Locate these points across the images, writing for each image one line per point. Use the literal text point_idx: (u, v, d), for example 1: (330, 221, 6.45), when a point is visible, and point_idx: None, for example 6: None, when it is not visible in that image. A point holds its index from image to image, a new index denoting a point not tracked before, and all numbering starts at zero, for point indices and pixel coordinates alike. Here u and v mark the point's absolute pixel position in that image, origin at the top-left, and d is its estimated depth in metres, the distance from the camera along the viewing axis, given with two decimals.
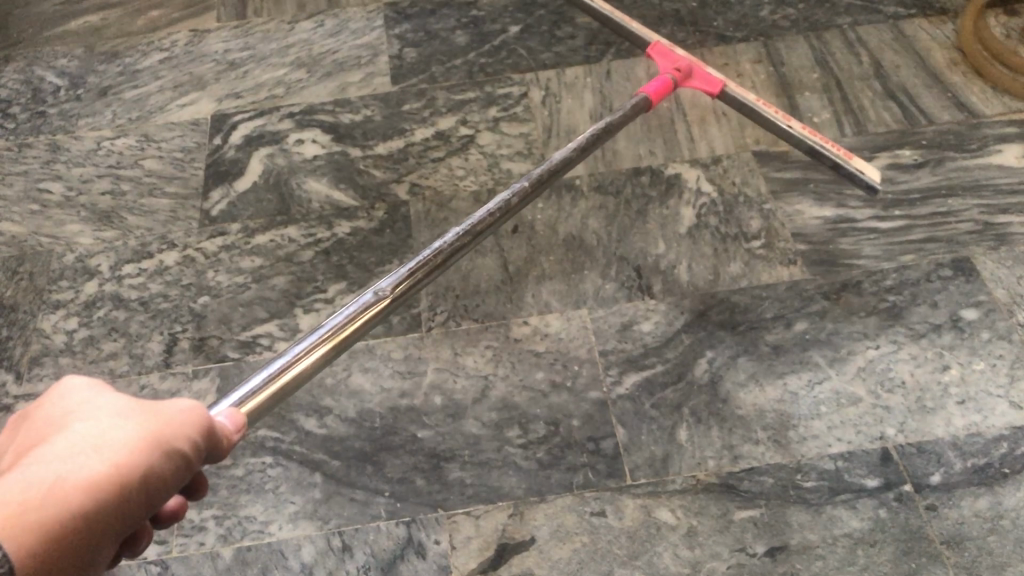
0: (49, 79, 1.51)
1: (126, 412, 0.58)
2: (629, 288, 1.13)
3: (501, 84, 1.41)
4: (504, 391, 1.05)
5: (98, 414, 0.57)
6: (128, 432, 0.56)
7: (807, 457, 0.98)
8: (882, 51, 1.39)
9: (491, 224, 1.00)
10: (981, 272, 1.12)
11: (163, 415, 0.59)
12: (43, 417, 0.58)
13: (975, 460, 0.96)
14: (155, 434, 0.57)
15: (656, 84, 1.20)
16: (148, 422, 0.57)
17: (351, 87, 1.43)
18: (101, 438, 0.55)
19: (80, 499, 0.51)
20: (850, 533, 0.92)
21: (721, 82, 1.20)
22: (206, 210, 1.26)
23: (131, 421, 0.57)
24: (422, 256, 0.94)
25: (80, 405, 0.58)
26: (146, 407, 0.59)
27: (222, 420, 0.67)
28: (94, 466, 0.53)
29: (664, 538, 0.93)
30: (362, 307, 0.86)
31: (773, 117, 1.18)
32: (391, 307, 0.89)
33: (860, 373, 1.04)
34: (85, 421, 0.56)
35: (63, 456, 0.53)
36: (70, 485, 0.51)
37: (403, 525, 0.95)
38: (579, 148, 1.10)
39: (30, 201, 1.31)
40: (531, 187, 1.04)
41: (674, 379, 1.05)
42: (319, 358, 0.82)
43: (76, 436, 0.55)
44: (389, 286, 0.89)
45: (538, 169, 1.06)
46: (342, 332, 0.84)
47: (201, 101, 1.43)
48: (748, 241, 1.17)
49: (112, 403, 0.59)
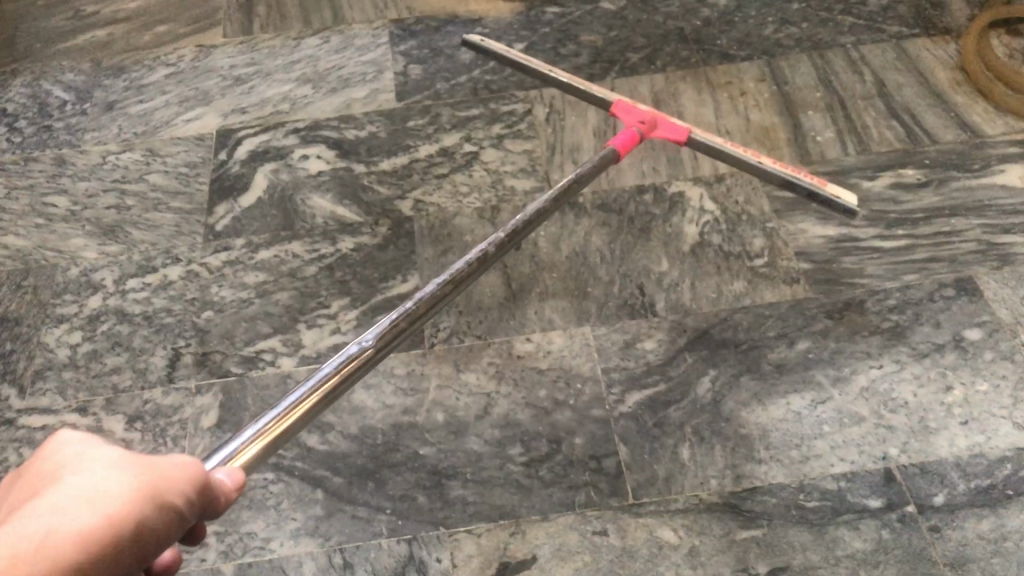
0: (55, 93, 1.51)
1: (122, 462, 0.57)
2: (632, 306, 1.13)
3: (505, 101, 1.41)
4: (506, 409, 1.05)
5: (95, 463, 0.57)
6: (123, 483, 0.55)
7: (809, 477, 0.97)
8: (885, 70, 1.40)
9: (471, 273, 1.00)
10: (985, 292, 1.12)
11: (160, 468, 0.58)
12: (38, 465, 0.57)
13: (978, 481, 0.96)
14: (150, 485, 0.56)
15: (624, 137, 1.20)
16: (144, 473, 0.56)
17: (356, 104, 1.43)
18: (96, 489, 0.54)
19: (72, 553, 0.50)
20: (853, 554, 0.92)
21: (687, 128, 1.21)
22: (210, 225, 1.27)
23: (127, 471, 0.56)
24: (403, 309, 0.94)
25: (77, 455, 0.57)
26: (143, 458, 0.58)
27: (222, 477, 0.66)
28: (87, 519, 0.52)
29: (666, 558, 0.93)
30: (348, 359, 0.87)
31: (745, 156, 1.19)
32: (376, 359, 0.89)
33: (863, 393, 1.04)
34: (79, 471, 0.55)
35: (56, 508, 0.52)
36: (62, 539, 0.50)
37: (404, 543, 0.95)
38: (553, 198, 1.10)
39: (36, 215, 1.31)
40: (507, 238, 1.04)
41: (677, 397, 1.05)
42: (303, 415, 0.81)
43: (70, 486, 0.54)
44: (373, 338, 0.90)
45: (514, 220, 1.06)
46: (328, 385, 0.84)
47: (207, 117, 1.44)
48: (751, 259, 1.17)
49: (108, 453, 0.58)
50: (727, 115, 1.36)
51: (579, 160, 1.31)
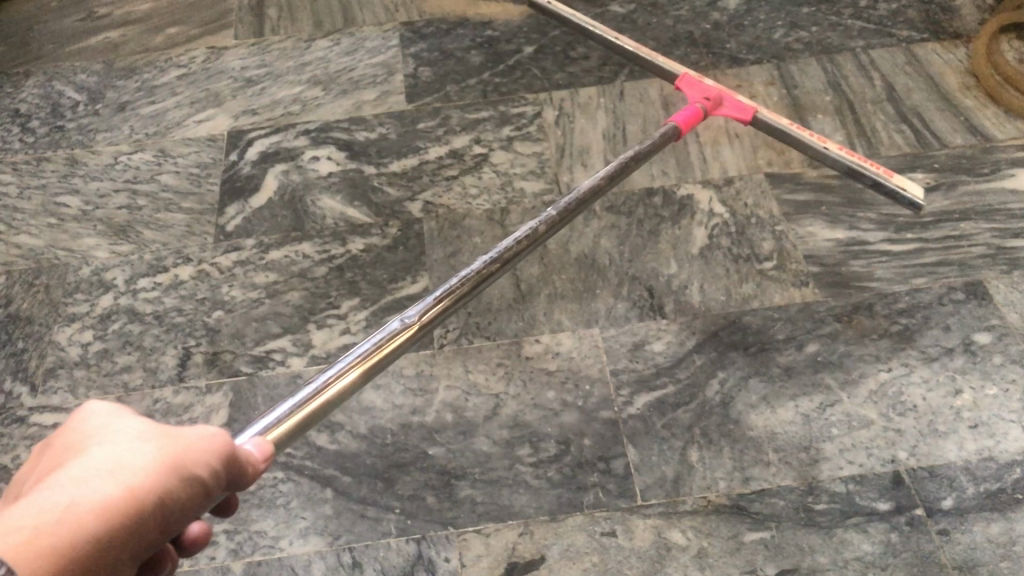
0: (68, 94, 1.52)
1: (146, 437, 0.57)
2: (641, 307, 1.14)
3: (515, 104, 1.42)
4: (515, 409, 1.05)
5: (119, 438, 0.57)
6: (146, 456, 0.55)
7: (818, 480, 0.97)
8: (894, 75, 1.40)
9: (518, 251, 1.00)
10: (994, 296, 1.12)
11: (184, 440, 0.58)
12: (66, 442, 0.58)
13: (987, 485, 0.96)
14: (173, 457, 0.56)
15: (686, 113, 1.21)
16: (166, 446, 0.57)
17: (366, 105, 1.44)
18: (119, 461, 0.54)
19: (93, 524, 0.50)
20: (862, 557, 0.92)
21: (754, 108, 1.22)
22: (221, 226, 1.27)
23: (150, 445, 0.56)
24: (447, 285, 0.94)
25: (102, 430, 0.58)
26: (167, 432, 0.58)
27: (250, 449, 0.67)
28: (110, 490, 0.52)
29: (675, 559, 0.93)
30: (390, 334, 0.86)
31: (810, 138, 1.21)
32: (417, 337, 0.89)
33: (871, 397, 1.04)
34: (104, 446, 0.56)
35: (79, 480, 0.52)
36: (84, 510, 0.51)
37: (413, 543, 0.95)
38: (607, 177, 1.11)
39: (48, 215, 1.32)
40: (560, 216, 1.05)
41: (686, 399, 1.05)
42: (348, 385, 0.81)
43: (93, 461, 0.54)
44: (415, 315, 0.89)
45: (564, 199, 1.07)
46: (369, 360, 0.83)
47: (218, 118, 1.45)
48: (760, 262, 1.17)
49: (134, 428, 0.58)
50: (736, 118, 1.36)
51: (589, 162, 1.32)
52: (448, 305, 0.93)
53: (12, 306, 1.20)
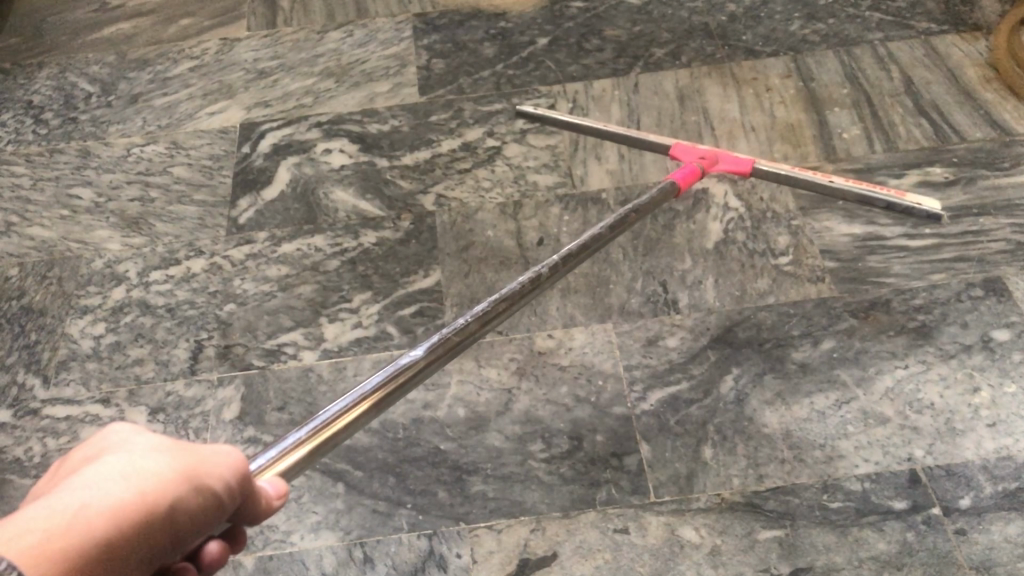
0: (81, 85, 1.52)
1: (162, 447, 0.55)
2: (654, 303, 1.13)
3: (528, 96, 1.41)
4: (528, 404, 1.05)
5: (133, 449, 0.55)
6: (159, 465, 0.54)
7: (833, 477, 0.96)
8: (913, 68, 1.38)
9: (527, 292, 0.96)
10: (1013, 292, 1.10)
11: (199, 455, 0.56)
12: (76, 456, 0.56)
13: (1005, 484, 0.95)
14: (187, 468, 0.54)
15: (684, 171, 1.14)
16: (182, 457, 0.55)
17: (379, 98, 1.43)
18: (133, 467, 0.53)
19: (107, 525, 0.48)
20: (878, 556, 0.91)
21: (752, 159, 1.17)
22: (233, 218, 1.27)
23: (162, 455, 0.54)
24: (455, 324, 0.90)
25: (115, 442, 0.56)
26: (182, 446, 0.57)
27: (264, 485, 0.64)
28: (122, 494, 0.50)
29: (688, 557, 0.92)
30: (395, 370, 0.82)
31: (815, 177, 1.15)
32: (427, 370, 0.85)
33: (888, 394, 1.03)
34: (118, 453, 0.54)
35: (92, 484, 0.50)
36: (98, 511, 0.49)
37: (424, 538, 0.95)
38: (610, 225, 1.06)
39: (61, 207, 1.32)
40: (564, 262, 1.00)
41: (700, 395, 1.04)
42: (356, 419, 0.77)
43: (108, 465, 0.52)
44: (423, 351, 0.85)
45: (570, 245, 1.02)
46: (379, 394, 0.79)
47: (230, 110, 1.44)
48: (776, 257, 1.16)
49: (145, 442, 0.56)
50: (752, 111, 1.34)
51: (603, 156, 1.30)
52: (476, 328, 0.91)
53: (24, 298, 1.20)
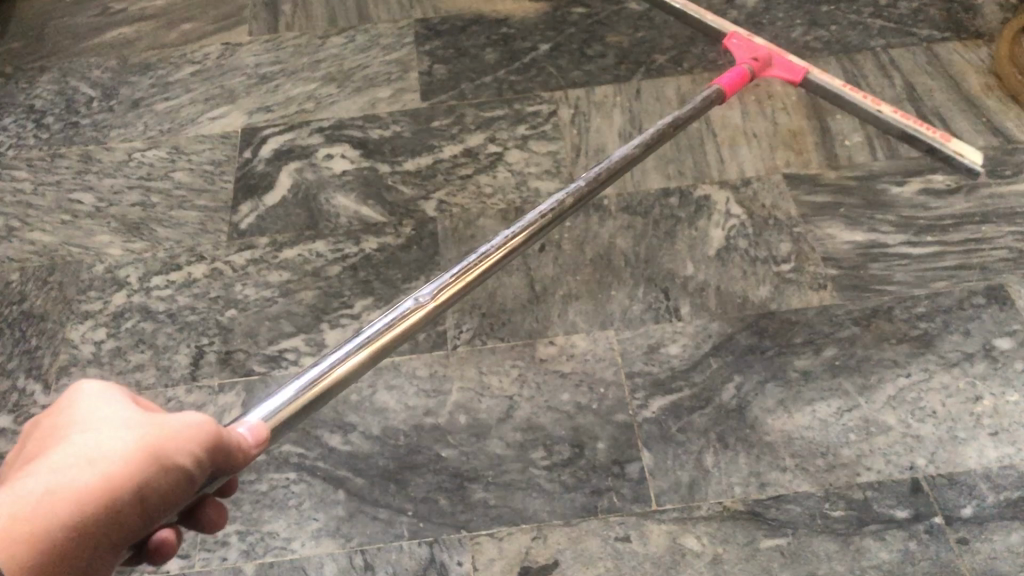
0: (83, 90, 1.52)
1: (128, 425, 0.60)
2: (657, 310, 1.13)
3: (529, 102, 1.41)
4: (529, 412, 1.04)
5: (102, 426, 0.60)
6: (125, 443, 0.59)
7: (835, 486, 0.96)
8: (915, 75, 1.38)
9: (542, 226, 0.99)
10: (1015, 300, 1.10)
11: (165, 429, 0.61)
12: (54, 424, 0.61)
13: (1007, 493, 0.95)
14: (153, 444, 0.59)
15: (733, 75, 1.19)
16: (146, 434, 0.60)
17: (380, 103, 1.43)
18: (97, 450, 0.58)
19: (66, 512, 0.54)
20: (879, 565, 0.91)
21: (804, 69, 1.21)
22: (234, 224, 1.27)
23: (128, 434, 0.59)
24: (463, 264, 0.92)
25: (87, 416, 0.61)
26: (152, 419, 0.61)
27: (242, 433, 0.70)
28: (84, 479, 0.56)
29: (689, 565, 0.92)
30: (404, 312, 0.85)
31: (862, 101, 1.18)
32: (435, 311, 0.88)
33: (890, 402, 1.02)
34: (86, 434, 0.59)
35: (58, 468, 0.56)
36: (57, 500, 0.54)
37: (425, 546, 0.95)
38: (642, 146, 1.09)
39: (62, 211, 1.32)
40: (588, 188, 1.03)
41: (701, 404, 1.04)
42: (357, 366, 0.81)
43: (74, 449, 0.57)
44: (430, 294, 0.88)
45: (596, 168, 1.05)
46: (379, 341, 0.82)
47: (232, 115, 1.44)
48: (778, 264, 1.16)
49: (117, 417, 0.61)
50: (754, 117, 1.34)
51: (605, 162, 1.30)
52: (467, 282, 0.91)
53: (25, 303, 1.20)
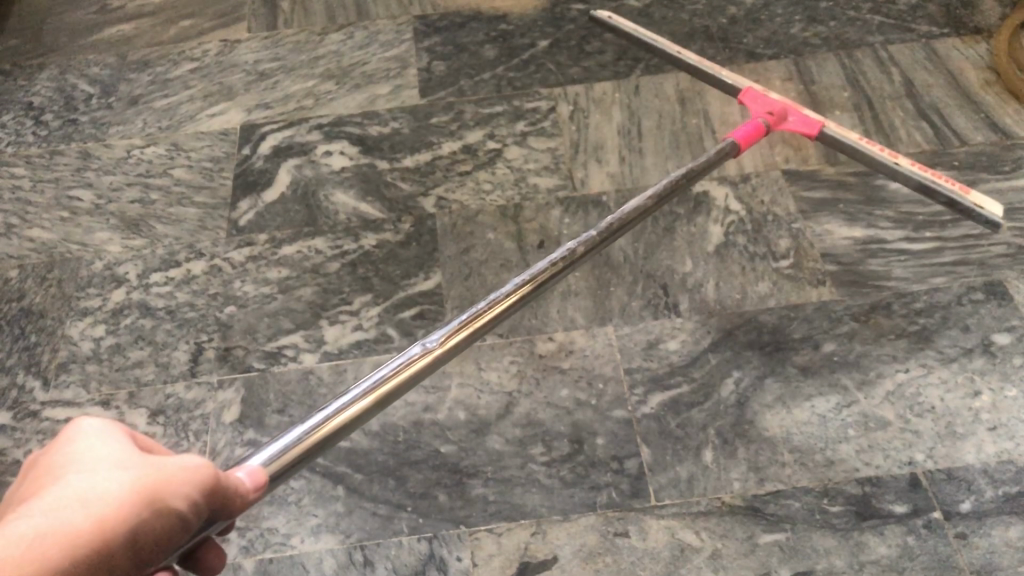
0: (81, 87, 1.52)
1: (125, 464, 0.58)
2: (656, 306, 1.13)
3: (528, 99, 1.41)
4: (528, 408, 1.04)
5: (99, 465, 0.58)
6: (121, 484, 0.57)
7: (834, 481, 0.96)
8: (914, 71, 1.38)
9: (554, 273, 0.96)
10: (1013, 295, 1.10)
11: (164, 471, 0.59)
12: (50, 460, 0.60)
13: (1006, 488, 0.95)
14: (150, 487, 0.57)
15: (746, 129, 1.15)
16: (145, 475, 0.58)
17: (379, 100, 1.43)
18: (93, 491, 0.56)
19: (59, 554, 0.52)
20: (878, 560, 0.91)
21: (820, 122, 1.16)
22: (233, 220, 1.27)
23: (126, 473, 0.57)
24: (474, 310, 0.91)
25: (83, 454, 0.59)
26: (149, 460, 0.60)
27: (240, 475, 0.68)
28: (77, 522, 0.54)
29: (688, 560, 0.92)
30: (408, 361, 0.84)
31: (880, 154, 1.13)
32: (440, 360, 0.86)
33: (889, 397, 1.03)
34: (82, 473, 0.57)
35: (51, 510, 0.54)
36: (49, 542, 0.52)
37: (424, 541, 0.95)
38: (657, 197, 1.05)
39: (60, 208, 1.32)
40: (600, 238, 1.00)
41: (700, 399, 1.04)
42: (360, 414, 0.79)
43: (69, 489, 0.55)
44: (437, 340, 0.86)
45: (609, 219, 1.02)
46: (383, 388, 0.81)
47: (231, 112, 1.44)
48: (777, 260, 1.16)
49: (113, 455, 0.59)
50: None
51: (604, 158, 1.30)
52: (475, 330, 0.89)
53: (24, 300, 1.20)
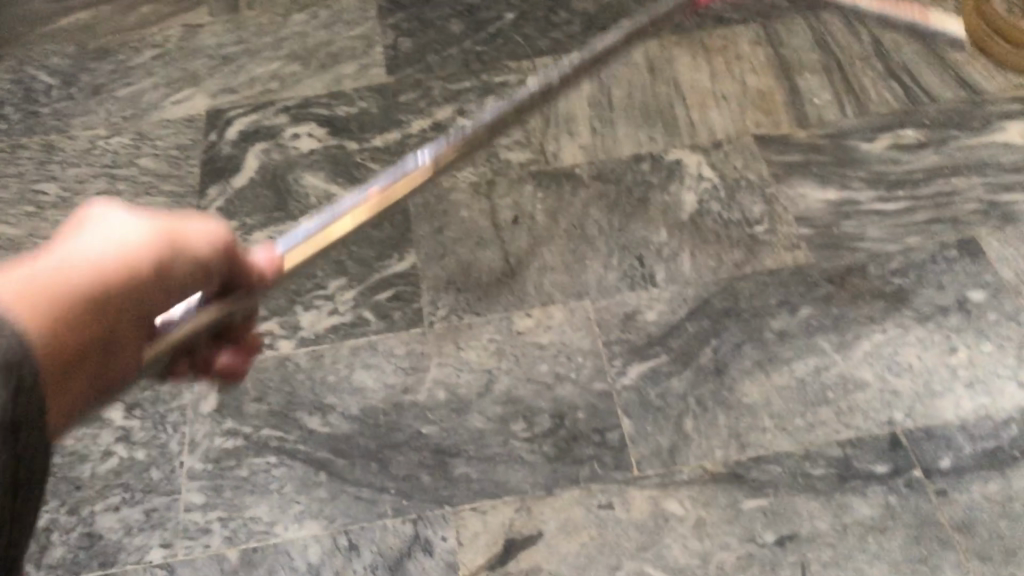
0: (41, 78, 1.49)
1: (136, 216, 0.60)
2: (632, 277, 1.12)
3: (497, 73, 1.39)
4: (508, 385, 1.04)
5: (107, 220, 0.59)
6: (139, 232, 0.59)
7: (815, 444, 0.97)
8: (882, 30, 1.37)
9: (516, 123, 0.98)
10: (987, 252, 1.11)
11: (182, 231, 0.63)
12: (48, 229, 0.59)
13: (984, 443, 0.96)
14: (171, 234, 0.61)
15: None
16: (161, 223, 0.61)
17: (346, 80, 1.41)
18: (117, 234, 0.58)
19: (96, 279, 0.54)
20: (861, 520, 0.92)
21: None
22: (203, 208, 1.25)
23: (144, 221, 0.60)
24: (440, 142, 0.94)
25: (86, 215, 0.59)
26: (163, 218, 0.62)
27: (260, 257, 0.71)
28: (107, 251, 0.56)
29: (673, 530, 0.92)
30: (396, 179, 0.85)
31: None
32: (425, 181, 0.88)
33: (867, 358, 1.03)
34: (97, 223, 0.58)
35: (76, 245, 0.55)
36: (82, 266, 0.54)
37: (409, 523, 0.95)
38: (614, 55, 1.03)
39: (25, 203, 1.30)
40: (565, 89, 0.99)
41: (680, 368, 1.04)
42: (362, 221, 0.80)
43: (90, 232, 0.57)
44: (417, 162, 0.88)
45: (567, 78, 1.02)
46: (377, 206, 0.81)
47: (195, 98, 1.42)
48: (751, 226, 1.16)
49: (120, 212, 0.60)
50: (723, 80, 1.33)
51: (575, 130, 1.29)
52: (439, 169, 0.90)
53: None
